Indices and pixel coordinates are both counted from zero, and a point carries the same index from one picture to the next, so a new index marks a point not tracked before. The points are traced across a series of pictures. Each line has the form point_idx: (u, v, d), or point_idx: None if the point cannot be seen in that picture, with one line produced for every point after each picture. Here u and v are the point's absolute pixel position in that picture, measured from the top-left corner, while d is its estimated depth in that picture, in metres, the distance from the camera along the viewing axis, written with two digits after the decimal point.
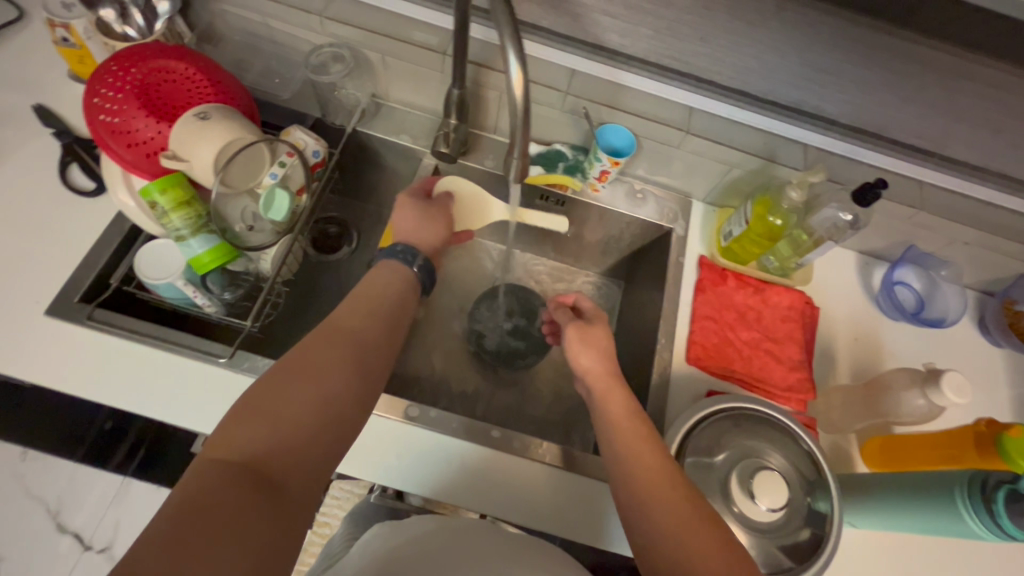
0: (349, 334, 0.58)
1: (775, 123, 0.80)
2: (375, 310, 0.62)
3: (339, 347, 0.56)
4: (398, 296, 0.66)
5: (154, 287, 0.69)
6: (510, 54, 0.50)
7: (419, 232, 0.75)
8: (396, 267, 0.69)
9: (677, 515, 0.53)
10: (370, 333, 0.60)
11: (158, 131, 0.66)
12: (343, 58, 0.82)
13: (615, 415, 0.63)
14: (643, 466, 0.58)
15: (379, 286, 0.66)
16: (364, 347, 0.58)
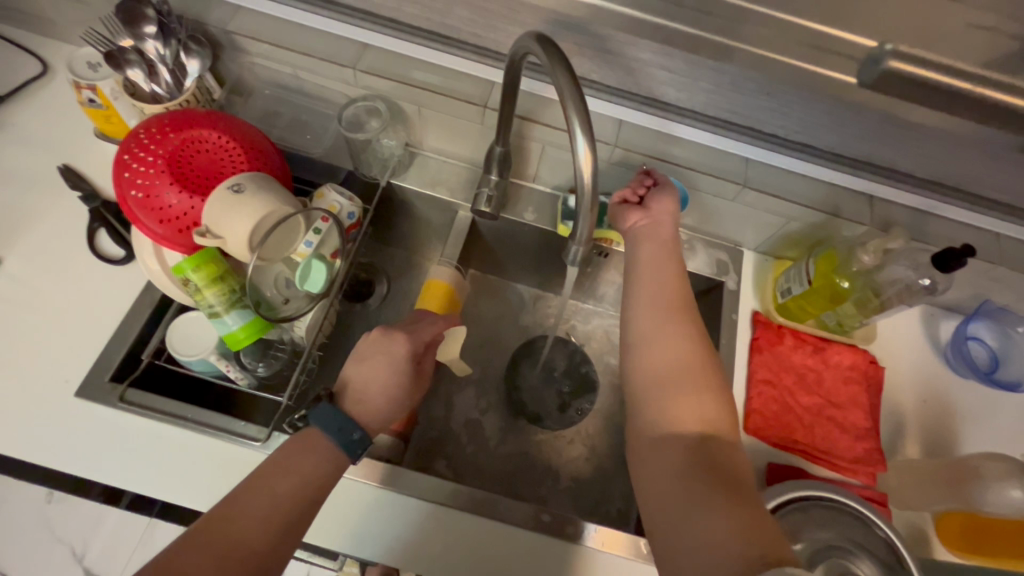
0: (223, 547, 0.49)
1: (839, 176, 0.75)
2: (269, 510, 0.52)
3: (209, 569, 0.48)
4: (312, 479, 0.55)
5: (187, 363, 0.67)
6: (576, 131, 0.45)
7: (374, 407, 0.62)
8: (320, 442, 0.57)
9: (683, 361, 0.59)
10: (254, 544, 0.50)
11: (191, 206, 0.62)
12: (379, 112, 0.78)
13: (660, 271, 0.66)
14: (665, 306, 0.63)
15: (288, 474, 0.54)
16: (239, 567, 0.49)
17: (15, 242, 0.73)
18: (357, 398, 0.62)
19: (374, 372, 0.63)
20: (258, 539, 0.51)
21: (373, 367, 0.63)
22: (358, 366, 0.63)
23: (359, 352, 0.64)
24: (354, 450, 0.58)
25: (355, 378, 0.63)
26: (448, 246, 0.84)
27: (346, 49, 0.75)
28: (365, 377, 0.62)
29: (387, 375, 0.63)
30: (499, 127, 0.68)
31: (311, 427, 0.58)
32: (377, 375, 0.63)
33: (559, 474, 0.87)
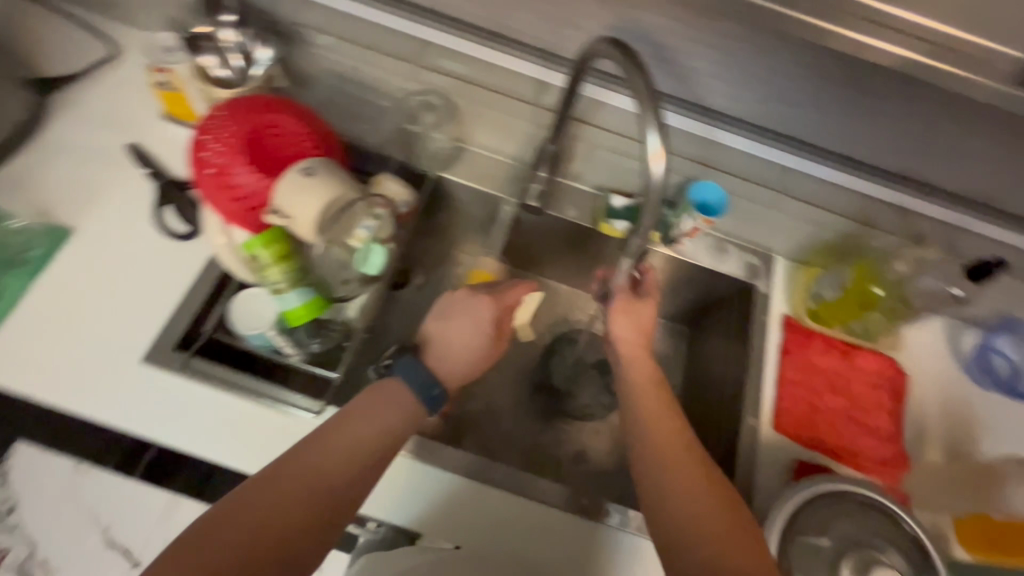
0: (318, 479, 0.53)
1: (875, 188, 0.78)
2: (357, 448, 0.56)
3: (306, 498, 0.52)
4: (389, 429, 0.58)
5: (245, 336, 0.70)
6: (649, 126, 0.48)
7: (455, 363, 0.66)
8: (403, 394, 0.61)
9: (707, 504, 0.58)
10: (345, 478, 0.54)
11: (263, 187, 0.65)
12: (434, 107, 0.83)
13: (652, 410, 0.66)
14: (669, 450, 0.62)
15: (374, 418, 0.58)
16: (331, 499, 0.53)
17: (80, 214, 0.75)
18: (440, 354, 0.66)
19: (458, 331, 0.67)
20: (346, 474, 0.55)
21: (457, 328, 0.67)
22: (443, 325, 0.67)
23: (443, 308, 0.68)
24: (432, 405, 0.63)
25: (440, 333, 0.67)
26: (493, 238, 0.87)
27: (410, 45, 0.79)
28: (450, 335, 0.67)
29: (471, 335, 0.67)
30: (554, 126, 0.71)
31: (401, 378, 0.62)
32: (462, 334, 0.67)
33: (587, 465, 0.89)
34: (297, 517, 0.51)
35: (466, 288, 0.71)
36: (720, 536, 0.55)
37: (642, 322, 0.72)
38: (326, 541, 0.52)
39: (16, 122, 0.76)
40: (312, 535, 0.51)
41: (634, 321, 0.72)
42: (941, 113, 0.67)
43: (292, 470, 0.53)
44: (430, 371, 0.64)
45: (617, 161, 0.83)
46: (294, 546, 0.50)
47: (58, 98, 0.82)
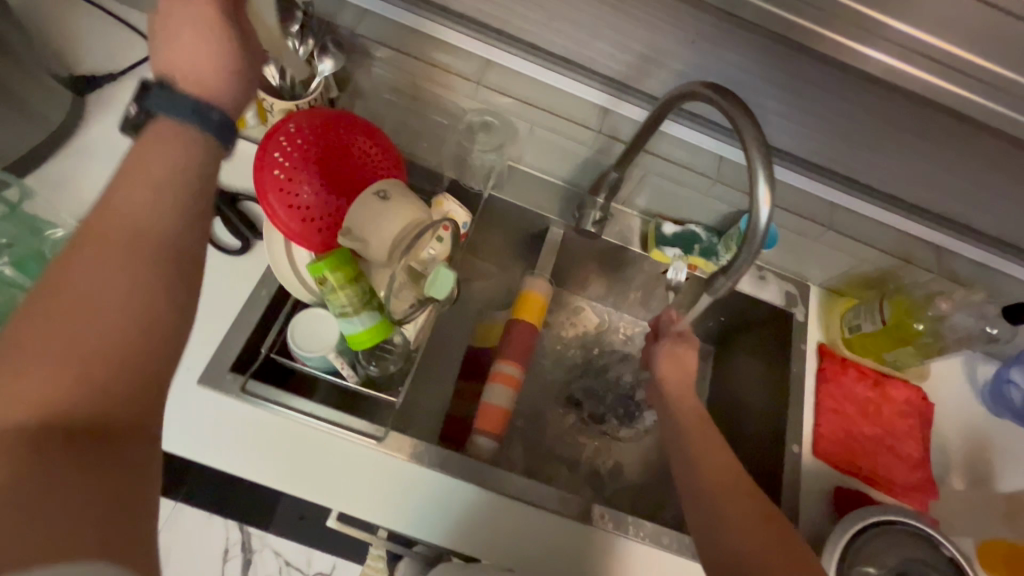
0: (138, 238, 0.43)
1: (915, 225, 0.81)
2: (168, 193, 0.45)
3: (130, 259, 0.42)
4: (182, 161, 0.46)
5: (302, 358, 0.69)
6: (760, 177, 0.50)
7: (200, 79, 0.50)
8: (173, 129, 0.47)
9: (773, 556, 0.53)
10: (177, 230, 0.44)
11: (337, 208, 0.65)
12: (492, 126, 0.82)
13: (711, 457, 0.62)
14: (725, 483, 0.59)
15: (162, 161, 0.46)
16: (176, 253, 0.44)
17: None
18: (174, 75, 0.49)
19: (187, 49, 0.50)
20: (184, 224, 0.45)
21: (193, 52, 0.50)
22: (168, 51, 0.50)
23: (160, 41, 0.50)
24: (221, 134, 0.49)
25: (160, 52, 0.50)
26: (542, 259, 0.87)
27: (471, 62, 0.78)
28: (184, 67, 0.50)
29: (212, 66, 0.50)
30: (622, 155, 0.72)
31: (162, 116, 0.48)
32: (198, 61, 0.50)
33: (620, 481, 0.91)
34: (126, 266, 0.41)
35: None
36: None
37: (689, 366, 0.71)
38: (179, 300, 0.43)
39: (53, 124, 0.72)
40: (155, 297, 0.42)
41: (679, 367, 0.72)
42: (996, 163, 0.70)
43: (94, 243, 0.41)
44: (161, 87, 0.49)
45: (667, 187, 0.84)
46: (130, 321, 0.40)
47: (95, 99, 0.78)
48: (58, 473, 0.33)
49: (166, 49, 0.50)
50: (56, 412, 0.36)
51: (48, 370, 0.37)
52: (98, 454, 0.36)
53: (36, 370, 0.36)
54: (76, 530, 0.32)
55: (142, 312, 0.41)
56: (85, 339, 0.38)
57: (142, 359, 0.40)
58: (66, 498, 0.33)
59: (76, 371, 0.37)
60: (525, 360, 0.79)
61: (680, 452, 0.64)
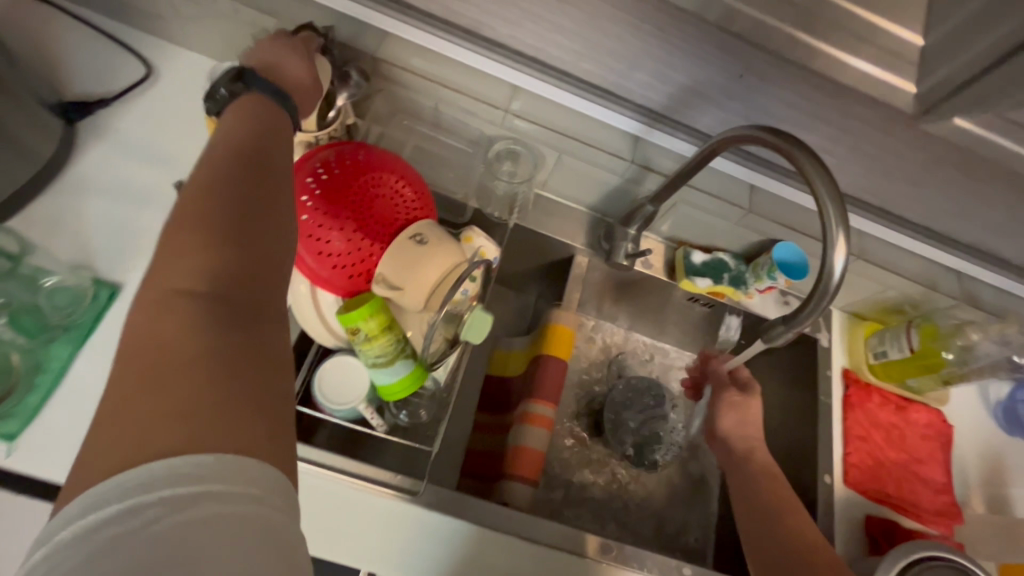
0: (247, 161, 0.43)
1: (942, 254, 0.81)
2: (265, 134, 0.46)
3: (246, 179, 0.41)
4: (274, 114, 0.49)
5: (331, 411, 0.64)
6: (836, 240, 0.48)
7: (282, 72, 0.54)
8: (252, 101, 0.49)
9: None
10: (278, 162, 0.45)
11: (368, 254, 0.59)
12: (518, 155, 0.78)
13: (791, 520, 0.64)
14: (794, 543, 0.62)
15: (256, 116, 0.48)
16: (280, 180, 0.44)
17: (125, 266, 0.65)
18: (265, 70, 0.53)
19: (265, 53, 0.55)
20: (284, 157, 0.46)
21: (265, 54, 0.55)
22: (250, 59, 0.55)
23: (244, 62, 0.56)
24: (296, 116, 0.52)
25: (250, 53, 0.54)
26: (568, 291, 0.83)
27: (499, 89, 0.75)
28: (271, 62, 0.54)
29: (283, 61, 0.54)
30: (661, 190, 0.70)
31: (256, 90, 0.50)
32: (270, 58, 0.54)
33: (647, 513, 0.87)
34: (249, 189, 0.41)
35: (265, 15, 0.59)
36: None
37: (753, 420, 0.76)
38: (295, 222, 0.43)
39: (44, 158, 0.65)
40: (269, 212, 0.41)
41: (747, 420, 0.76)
42: None
43: (208, 166, 0.41)
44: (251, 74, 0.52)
45: (695, 215, 0.82)
46: (256, 231, 0.39)
47: (89, 126, 0.71)
48: (240, 359, 0.34)
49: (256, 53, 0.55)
50: (200, 304, 0.34)
51: (202, 266, 0.36)
52: (242, 344, 0.34)
53: (181, 267, 0.36)
54: (225, 417, 0.31)
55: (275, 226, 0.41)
56: (217, 240, 0.37)
57: (275, 271, 0.39)
58: (217, 385, 0.32)
59: (210, 270, 0.36)
60: (558, 398, 0.77)
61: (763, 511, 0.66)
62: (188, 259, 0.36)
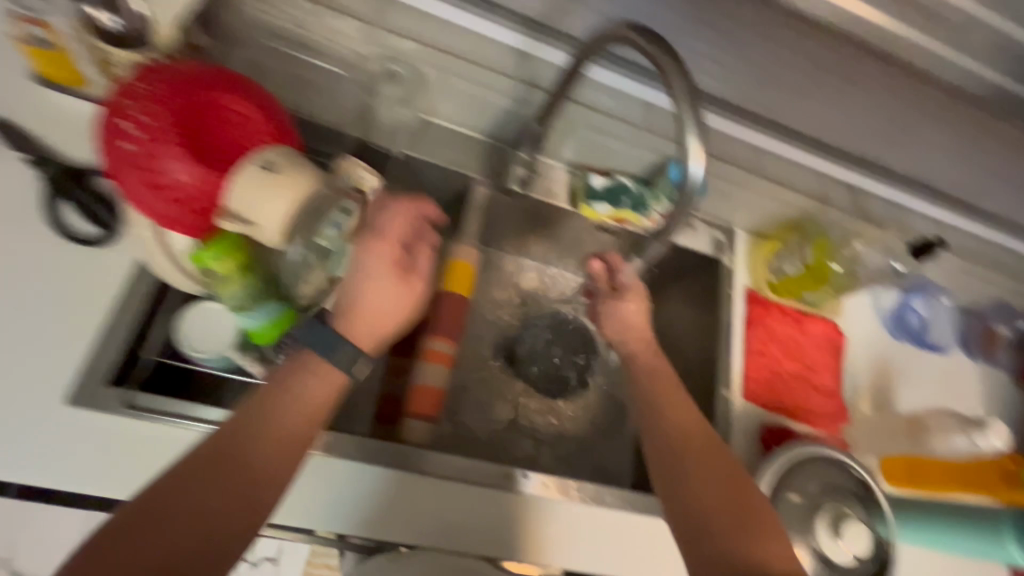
0: (219, 451, 0.46)
1: (832, 166, 0.82)
2: (269, 423, 0.48)
3: (222, 479, 0.45)
4: (296, 435, 0.49)
5: (199, 358, 0.61)
6: (690, 133, 0.46)
7: (378, 304, 0.54)
8: (307, 365, 0.51)
9: (728, 504, 0.59)
10: (252, 467, 0.46)
11: (211, 184, 0.53)
12: (398, 77, 0.72)
13: (675, 414, 0.67)
14: (682, 437, 0.65)
15: (288, 392, 0.50)
16: (237, 474, 0.46)
17: None
18: (354, 323, 0.54)
19: (384, 288, 0.55)
20: (270, 458, 0.47)
21: (381, 287, 0.55)
22: (362, 293, 0.54)
23: (356, 284, 0.54)
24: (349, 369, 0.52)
25: (345, 295, 0.54)
26: (466, 222, 0.79)
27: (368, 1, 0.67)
28: (367, 307, 0.54)
29: (408, 307, 0.56)
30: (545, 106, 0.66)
31: (306, 345, 0.52)
32: (382, 310, 0.55)
33: (563, 441, 0.89)
34: (216, 499, 0.44)
35: (320, 180, 0.55)
36: (740, 536, 0.57)
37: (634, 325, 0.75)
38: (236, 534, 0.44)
39: None
40: (212, 516, 0.43)
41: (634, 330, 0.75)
42: None
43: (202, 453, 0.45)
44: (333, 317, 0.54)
45: (591, 137, 0.79)
46: (184, 546, 0.42)
47: None
48: None
49: (367, 300, 0.54)
50: None
51: (118, 565, 0.40)
52: None
53: (108, 558, 0.39)
54: None
55: (217, 536, 0.43)
56: (149, 541, 0.41)
57: None
58: None
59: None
60: (456, 335, 0.74)
61: (652, 410, 0.68)
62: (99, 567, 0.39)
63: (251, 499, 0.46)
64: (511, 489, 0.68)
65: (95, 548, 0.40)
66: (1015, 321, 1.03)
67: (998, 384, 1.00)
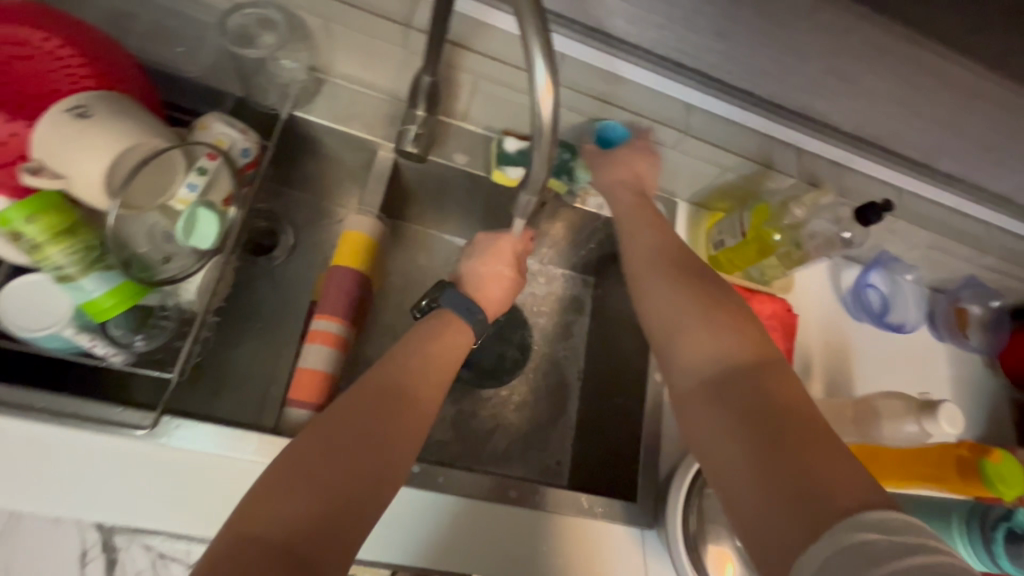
0: (386, 379, 0.53)
1: (773, 125, 0.74)
2: (424, 364, 0.56)
3: (382, 402, 0.50)
4: (437, 374, 0.56)
5: (33, 340, 0.53)
6: (536, 54, 0.42)
7: (494, 282, 0.67)
8: (450, 319, 0.62)
9: (734, 354, 0.50)
10: (413, 395, 0.53)
11: (12, 132, 0.47)
12: (273, 24, 0.64)
13: (646, 253, 0.61)
14: (646, 253, 0.62)
15: (433, 341, 0.58)
16: (401, 407, 0.51)
17: None
18: (480, 291, 0.66)
19: (497, 276, 0.66)
20: (423, 392, 0.54)
21: (499, 273, 0.67)
22: (480, 278, 0.66)
23: (477, 275, 0.66)
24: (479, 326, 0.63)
25: (471, 273, 0.67)
26: (367, 191, 0.72)
27: None
28: (491, 280, 0.66)
29: (508, 290, 0.68)
30: (427, 51, 0.58)
31: (448, 307, 0.62)
32: (502, 286, 0.67)
33: (500, 435, 0.80)
34: (379, 419, 0.49)
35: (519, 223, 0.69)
36: (758, 380, 0.47)
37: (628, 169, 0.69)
38: (403, 450, 0.50)
39: None
40: (388, 428, 0.49)
41: (624, 169, 0.69)
42: (846, 48, 0.63)
43: (362, 387, 0.51)
44: (459, 290, 0.65)
45: (504, 95, 0.70)
46: (368, 457, 0.46)
47: None
48: None
49: (484, 283, 0.66)
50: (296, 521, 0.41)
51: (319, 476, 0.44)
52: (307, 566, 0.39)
53: (309, 471, 0.44)
54: None
55: (393, 453, 0.48)
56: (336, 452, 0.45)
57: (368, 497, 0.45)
58: None
59: (316, 490, 0.43)
60: (347, 312, 0.67)
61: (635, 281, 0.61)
62: (290, 489, 0.42)
63: (413, 431, 0.51)
64: (476, 498, 0.61)
65: (290, 461, 0.44)
66: (988, 300, 0.95)
67: (970, 366, 0.92)
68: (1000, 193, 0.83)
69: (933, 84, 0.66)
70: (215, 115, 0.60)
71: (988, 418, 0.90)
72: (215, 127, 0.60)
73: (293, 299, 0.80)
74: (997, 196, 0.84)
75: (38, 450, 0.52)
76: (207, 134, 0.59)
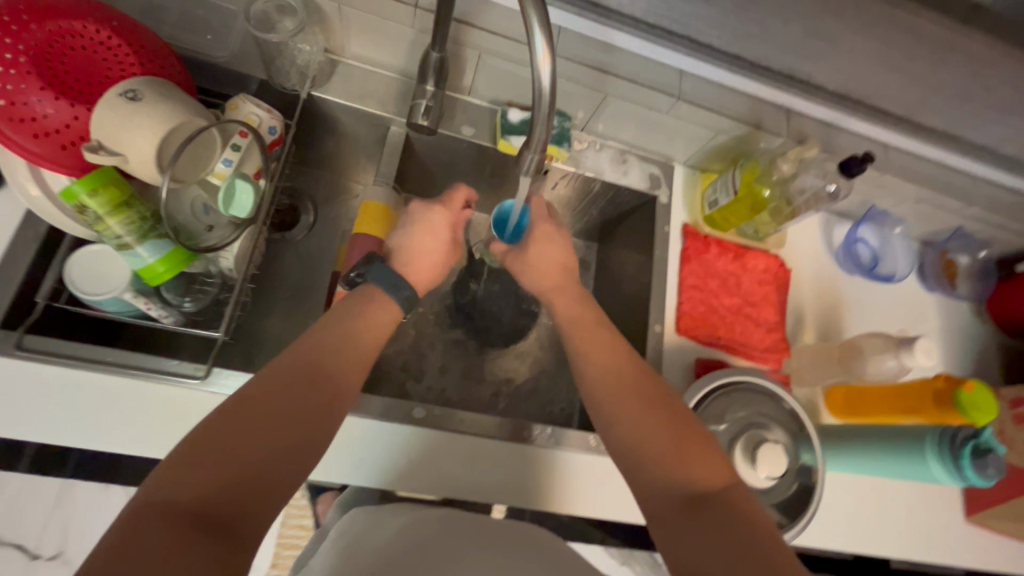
0: (303, 357, 0.54)
1: (762, 87, 0.78)
2: (345, 341, 0.57)
3: (300, 380, 0.52)
4: (359, 352, 0.58)
5: (97, 303, 0.59)
6: (535, 26, 0.47)
7: (421, 249, 0.72)
8: (377, 293, 0.63)
9: (659, 453, 0.55)
10: (333, 372, 0.54)
11: (73, 116, 0.53)
12: (291, 9, 0.69)
13: (586, 337, 0.66)
14: (574, 320, 0.69)
15: (358, 320, 0.60)
16: (323, 383, 0.53)
17: None
18: (409, 259, 0.71)
19: (429, 249, 0.72)
20: (345, 369, 0.55)
21: (430, 245, 0.73)
22: (414, 245, 0.72)
23: (407, 246, 0.71)
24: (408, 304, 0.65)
25: (403, 241, 0.72)
26: (383, 164, 0.78)
27: None
28: (423, 247, 0.72)
29: (439, 254, 0.73)
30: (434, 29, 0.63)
31: (375, 281, 0.64)
32: (432, 250, 0.73)
33: (513, 389, 0.87)
34: (298, 395, 0.50)
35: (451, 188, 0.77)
36: (688, 475, 0.53)
37: (545, 264, 0.74)
38: (321, 424, 0.51)
39: None
40: (305, 405, 0.50)
41: (544, 266, 0.74)
42: (826, 9, 0.67)
43: (279, 365, 0.52)
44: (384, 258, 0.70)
45: (506, 68, 0.75)
46: (289, 431, 0.48)
47: None
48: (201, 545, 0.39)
49: (413, 251, 0.71)
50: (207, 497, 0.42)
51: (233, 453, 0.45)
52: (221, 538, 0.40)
53: (226, 445, 0.45)
54: None
55: (319, 425, 0.51)
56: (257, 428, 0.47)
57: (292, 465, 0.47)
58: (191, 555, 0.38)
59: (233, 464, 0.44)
60: None
61: (577, 355, 0.66)
62: (204, 460, 0.43)
63: (333, 407, 0.53)
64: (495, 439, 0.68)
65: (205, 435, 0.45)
66: (977, 251, 0.99)
67: (957, 314, 0.97)
68: (985, 146, 0.87)
69: (912, 40, 0.70)
70: (242, 96, 0.66)
71: (976, 363, 0.95)
72: (246, 108, 0.65)
73: (317, 269, 0.86)
74: (983, 150, 0.87)
75: (109, 399, 0.59)
76: (239, 115, 0.65)
